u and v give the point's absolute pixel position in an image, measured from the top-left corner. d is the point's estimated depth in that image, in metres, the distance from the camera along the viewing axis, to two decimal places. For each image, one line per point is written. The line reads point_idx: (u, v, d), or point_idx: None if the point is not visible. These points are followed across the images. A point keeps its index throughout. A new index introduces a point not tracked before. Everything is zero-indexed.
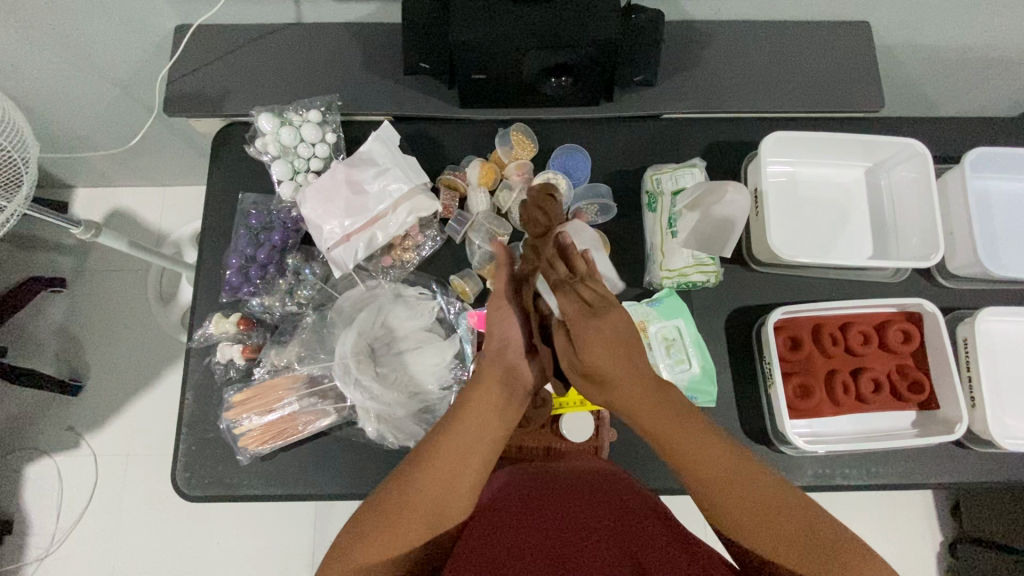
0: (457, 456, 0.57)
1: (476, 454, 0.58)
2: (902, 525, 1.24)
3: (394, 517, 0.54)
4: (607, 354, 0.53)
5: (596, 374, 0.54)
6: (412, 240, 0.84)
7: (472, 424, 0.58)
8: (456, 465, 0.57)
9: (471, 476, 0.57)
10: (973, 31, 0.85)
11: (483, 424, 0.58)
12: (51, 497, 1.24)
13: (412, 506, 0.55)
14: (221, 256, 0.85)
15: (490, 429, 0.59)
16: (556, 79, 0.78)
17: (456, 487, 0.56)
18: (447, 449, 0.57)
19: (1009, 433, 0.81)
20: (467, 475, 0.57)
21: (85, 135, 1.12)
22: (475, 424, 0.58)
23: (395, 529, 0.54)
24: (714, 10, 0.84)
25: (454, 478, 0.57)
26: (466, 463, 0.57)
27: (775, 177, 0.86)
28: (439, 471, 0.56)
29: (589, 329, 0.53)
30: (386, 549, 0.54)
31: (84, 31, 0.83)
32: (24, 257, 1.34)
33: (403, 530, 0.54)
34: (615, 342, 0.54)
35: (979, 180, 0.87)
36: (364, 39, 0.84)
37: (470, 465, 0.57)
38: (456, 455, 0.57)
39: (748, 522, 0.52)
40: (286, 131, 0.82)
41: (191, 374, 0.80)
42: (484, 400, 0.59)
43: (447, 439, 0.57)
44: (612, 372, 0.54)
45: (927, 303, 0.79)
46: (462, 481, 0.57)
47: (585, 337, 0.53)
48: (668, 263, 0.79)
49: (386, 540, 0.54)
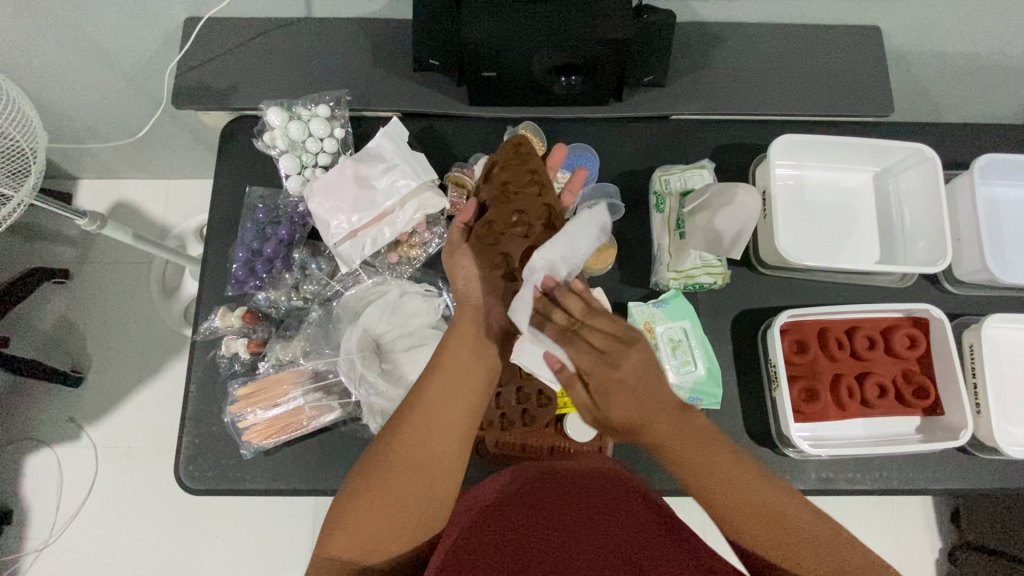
0: (439, 411, 0.57)
1: (457, 408, 0.58)
2: (901, 531, 1.24)
3: (381, 479, 0.55)
4: (630, 405, 0.51)
5: (626, 423, 0.52)
6: (419, 237, 0.84)
7: (449, 370, 0.59)
8: (438, 422, 0.57)
9: (452, 429, 0.57)
10: (985, 37, 0.85)
11: (462, 370, 0.59)
12: (51, 487, 1.24)
13: (398, 464, 0.55)
14: (227, 249, 0.85)
15: (468, 375, 0.59)
16: (566, 78, 0.77)
17: (440, 438, 0.56)
18: (425, 408, 0.57)
19: (1014, 441, 0.80)
20: (452, 429, 0.57)
21: (93, 125, 1.12)
22: (454, 374, 0.58)
23: (384, 485, 0.54)
24: (726, 12, 0.84)
25: (439, 428, 0.57)
26: (448, 417, 0.57)
27: (783, 180, 0.85)
28: (419, 427, 0.56)
29: (607, 381, 0.51)
30: (379, 513, 0.54)
31: (94, 22, 0.83)
32: (27, 247, 1.34)
33: (392, 494, 0.54)
34: (637, 387, 0.51)
35: (987, 186, 0.87)
36: (375, 35, 0.84)
37: (453, 411, 0.57)
38: (439, 403, 0.57)
39: (768, 534, 0.53)
40: (295, 125, 0.81)
41: (195, 366, 0.80)
42: (459, 350, 0.60)
43: (429, 389, 0.58)
44: (640, 419, 0.52)
45: (934, 308, 0.78)
46: (447, 431, 0.57)
47: (606, 388, 0.51)
48: (675, 264, 0.80)
49: (377, 505, 0.54)
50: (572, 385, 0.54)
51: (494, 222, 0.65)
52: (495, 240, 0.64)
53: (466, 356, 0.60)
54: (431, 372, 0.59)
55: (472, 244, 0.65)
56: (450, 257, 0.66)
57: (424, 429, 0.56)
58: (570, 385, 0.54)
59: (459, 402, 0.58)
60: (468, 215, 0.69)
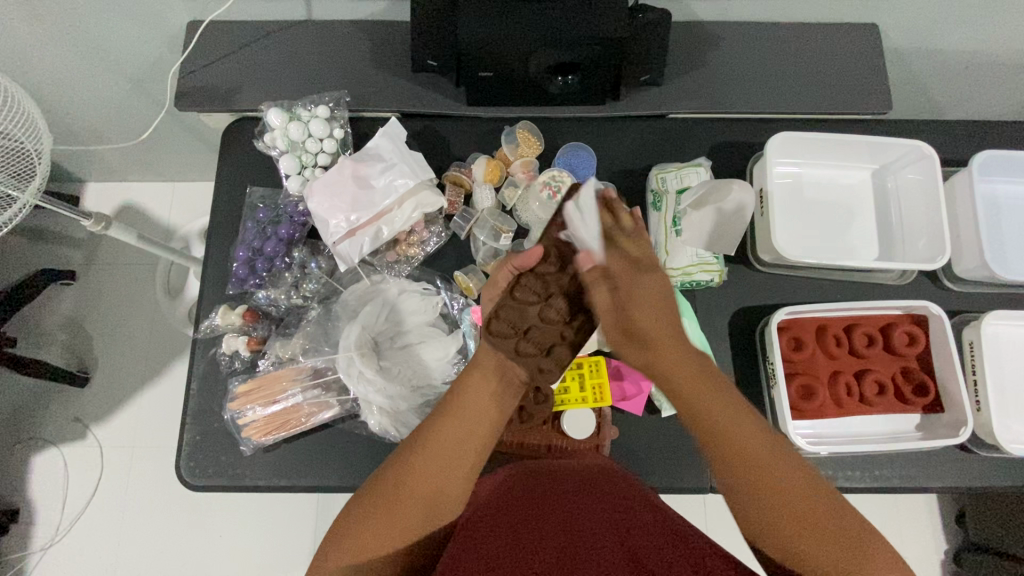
0: (458, 438, 0.59)
1: (472, 440, 0.59)
2: (907, 531, 1.23)
3: (386, 507, 0.55)
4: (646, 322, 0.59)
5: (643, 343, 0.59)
6: (418, 235, 0.85)
7: (464, 409, 0.60)
8: (452, 450, 0.58)
9: (456, 468, 0.58)
10: (981, 34, 0.85)
11: (479, 405, 0.60)
12: (58, 486, 1.25)
13: (406, 485, 0.56)
14: (228, 248, 0.86)
15: (484, 413, 0.60)
16: (562, 77, 0.79)
17: (453, 467, 0.58)
18: (442, 434, 0.59)
19: (1015, 438, 0.80)
20: (463, 462, 0.58)
21: (99, 128, 1.13)
22: (471, 411, 0.60)
23: (394, 508, 0.55)
24: (722, 10, 0.84)
25: (451, 460, 0.58)
26: (461, 453, 0.58)
27: (781, 178, 0.86)
28: (431, 457, 0.57)
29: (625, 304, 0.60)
30: (386, 532, 0.54)
31: (99, 27, 0.85)
32: (36, 249, 1.36)
33: (393, 515, 0.55)
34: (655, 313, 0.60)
35: (986, 183, 0.87)
36: (373, 37, 0.85)
37: (468, 446, 0.59)
38: (453, 439, 0.58)
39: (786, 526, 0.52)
40: (294, 126, 0.82)
41: (196, 364, 0.81)
42: (478, 390, 0.60)
43: (445, 421, 0.59)
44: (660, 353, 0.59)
45: (933, 306, 0.78)
46: (459, 464, 0.58)
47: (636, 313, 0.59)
48: (672, 262, 0.79)
49: (387, 524, 0.55)
50: (596, 285, 0.60)
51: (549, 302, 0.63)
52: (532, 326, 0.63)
53: (484, 395, 0.60)
54: (445, 407, 0.60)
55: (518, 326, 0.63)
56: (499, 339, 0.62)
57: (431, 459, 0.57)
58: (596, 284, 0.60)
59: (474, 437, 0.59)
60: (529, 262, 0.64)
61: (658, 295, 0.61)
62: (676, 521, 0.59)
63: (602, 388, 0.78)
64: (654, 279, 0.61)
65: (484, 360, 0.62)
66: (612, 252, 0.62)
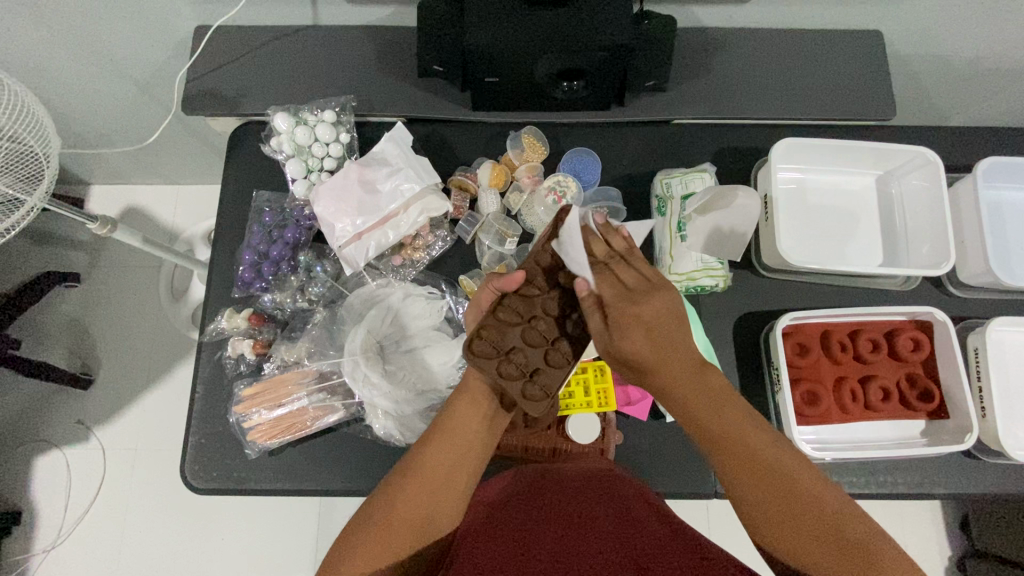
0: (448, 464, 0.59)
1: (460, 466, 0.59)
2: (912, 538, 1.23)
3: (378, 530, 0.55)
4: (646, 342, 0.55)
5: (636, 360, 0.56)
6: (423, 240, 0.85)
7: (451, 438, 0.60)
8: (440, 477, 0.58)
9: (444, 495, 0.57)
10: (986, 41, 0.85)
11: (466, 433, 0.60)
12: (60, 488, 1.25)
13: (397, 513, 0.56)
14: (234, 251, 0.86)
15: (472, 439, 0.60)
16: (568, 83, 0.78)
17: (441, 495, 0.57)
18: (428, 464, 0.58)
19: (1020, 444, 0.80)
20: (453, 488, 0.58)
21: (106, 132, 1.14)
22: (458, 438, 0.60)
23: (387, 534, 0.55)
24: (726, 16, 0.85)
25: (442, 488, 0.58)
26: (448, 479, 0.58)
27: (785, 183, 0.86)
28: (426, 483, 0.57)
29: (629, 314, 0.55)
30: (375, 558, 0.54)
31: (107, 31, 0.86)
32: (41, 252, 1.36)
33: (383, 544, 0.54)
34: (658, 330, 0.56)
35: (990, 189, 0.87)
36: (379, 42, 0.86)
37: (455, 473, 0.59)
38: (441, 468, 0.58)
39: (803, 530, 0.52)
40: (301, 130, 0.83)
41: (202, 366, 0.82)
42: (466, 416, 0.61)
43: (431, 450, 0.59)
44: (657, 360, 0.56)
45: (938, 311, 0.78)
46: (450, 491, 0.58)
47: (629, 314, 0.55)
48: (676, 266, 0.79)
49: (377, 549, 0.54)
50: (592, 312, 0.57)
51: (529, 323, 0.62)
52: (509, 352, 0.61)
53: (474, 420, 0.61)
54: (435, 430, 0.61)
55: (497, 351, 0.61)
56: (479, 360, 0.60)
57: (420, 488, 0.57)
58: (592, 309, 0.57)
59: (464, 462, 0.59)
60: (509, 283, 0.63)
61: (659, 320, 0.56)
62: (679, 523, 0.60)
63: (607, 393, 0.77)
64: (657, 303, 0.56)
65: (471, 385, 0.63)
66: (604, 280, 0.57)
